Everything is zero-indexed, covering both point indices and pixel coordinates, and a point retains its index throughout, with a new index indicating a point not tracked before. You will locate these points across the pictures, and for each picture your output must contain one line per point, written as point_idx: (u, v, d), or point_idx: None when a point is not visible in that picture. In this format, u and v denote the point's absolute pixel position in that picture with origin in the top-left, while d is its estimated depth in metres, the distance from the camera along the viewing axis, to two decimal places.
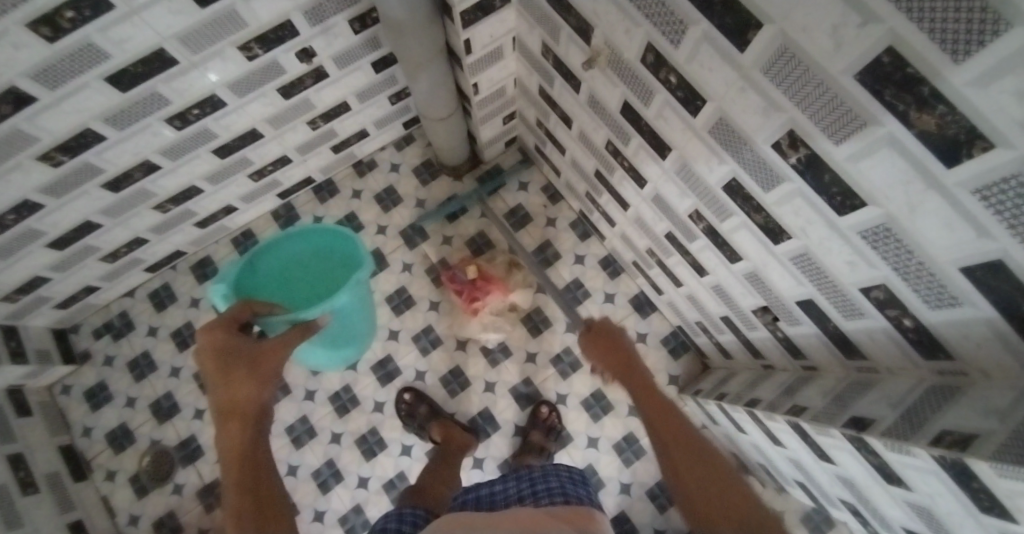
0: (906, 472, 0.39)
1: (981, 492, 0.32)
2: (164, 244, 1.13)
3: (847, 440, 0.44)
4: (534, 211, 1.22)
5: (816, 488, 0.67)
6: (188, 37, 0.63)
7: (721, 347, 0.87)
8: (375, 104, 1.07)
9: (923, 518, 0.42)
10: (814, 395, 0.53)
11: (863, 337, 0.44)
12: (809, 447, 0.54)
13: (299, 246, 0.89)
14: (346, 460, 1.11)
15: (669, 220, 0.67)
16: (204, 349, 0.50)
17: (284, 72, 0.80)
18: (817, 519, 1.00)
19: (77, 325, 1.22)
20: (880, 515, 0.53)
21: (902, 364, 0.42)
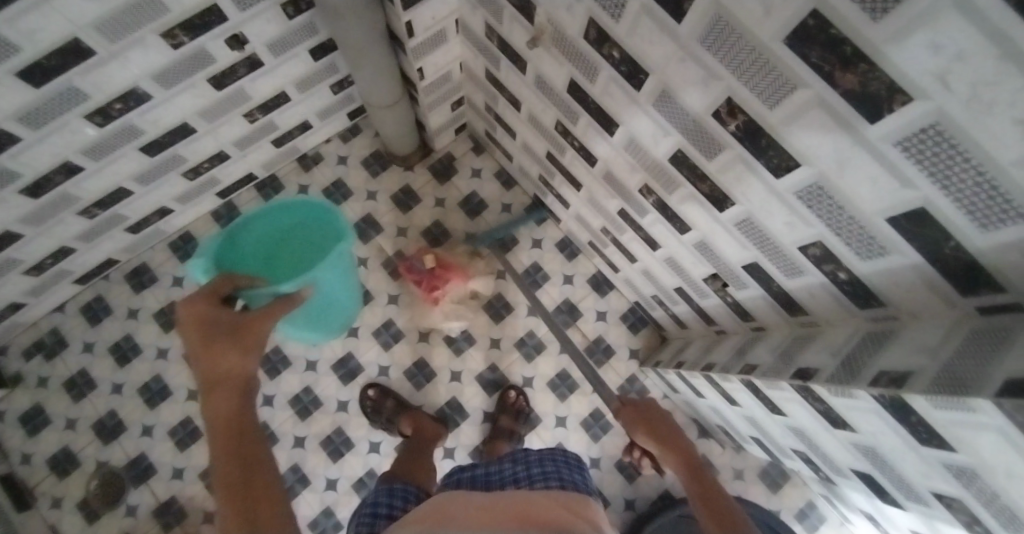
0: (850, 415, 0.41)
1: (917, 427, 0.34)
2: (94, 252, 1.04)
3: (796, 391, 0.47)
4: (489, 198, 1.22)
5: (771, 443, 0.72)
6: (104, 24, 0.57)
7: (676, 319, 0.90)
8: (316, 93, 1.02)
9: (867, 456, 0.46)
10: (763, 353, 0.56)
11: (805, 294, 0.47)
12: (762, 402, 0.58)
13: (279, 220, 0.84)
14: (312, 464, 1.08)
15: (621, 197, 0.68)
16: (186, 322, 0.47)
17: (214, 61, 0.75)
18: (772, 473, 1.06)
19: (2, 346, 1.12)
20: (829, 460, 0.57)
21: (839, 316, 0.45)
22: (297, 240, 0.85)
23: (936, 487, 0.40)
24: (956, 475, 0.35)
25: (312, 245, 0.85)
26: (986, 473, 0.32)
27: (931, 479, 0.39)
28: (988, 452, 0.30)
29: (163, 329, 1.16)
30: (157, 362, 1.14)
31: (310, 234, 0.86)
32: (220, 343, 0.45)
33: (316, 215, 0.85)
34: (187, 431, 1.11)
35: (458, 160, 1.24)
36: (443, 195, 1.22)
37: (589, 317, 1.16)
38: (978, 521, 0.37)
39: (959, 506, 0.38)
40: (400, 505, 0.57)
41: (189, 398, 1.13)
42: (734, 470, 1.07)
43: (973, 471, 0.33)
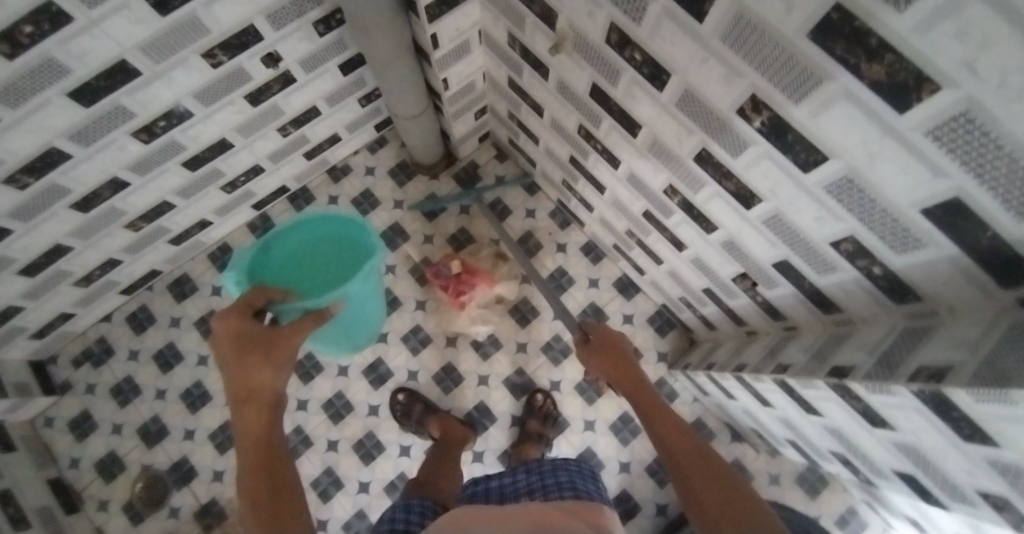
0: (888, 412, 0.41)
1: (962, 422, 0.33)
2: (139, 264, 1.10)
3: (832, 390, 0.46)
4: (513, 203, 1.23)
5: (807, 445, 0.70)
6: (149, 46, 0.61)
7: (705, 320, 0.89)
8: (345, 107, 1.06)
9: (907, 455, 0.45)
10: (796, 352, 0.55)
11: (838, 291, 0.46)
12: (796, 403, 0.57)
13: (313, 232, 0.87)
14: (345, 467, 1.11)
15: (646, 199, 0.68)
16: (219, 334, 0.50)
17: (249, 79, 0.79)
18: (810, 478, 1.03)
19: (56, 355, 1.19)
20: (868, 461, 0.55)
21: (875, 312, 0.44)
22: (330, 254, 0.88)
23: (981, 487, 0.39)
24: (1003, 472, 0.34)
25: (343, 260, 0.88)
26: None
27: (976, 478, 0.38)
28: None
29: (203, 337, 1.21)
30: (197, 368, 1.19)
31: (341, 249, 0.88)
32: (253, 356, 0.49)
33: (346, 230, 0.88)
34: (225, 435, 1.16)
35: (482, 167, 1.27)
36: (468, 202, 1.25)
37: (616, 321, 1.15)
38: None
39: (1007, 505, 0.37)
40: (418, 518, 0.58)
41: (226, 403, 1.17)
42: (769, 474, 1.04)
43: (1022, 468, 0.32)
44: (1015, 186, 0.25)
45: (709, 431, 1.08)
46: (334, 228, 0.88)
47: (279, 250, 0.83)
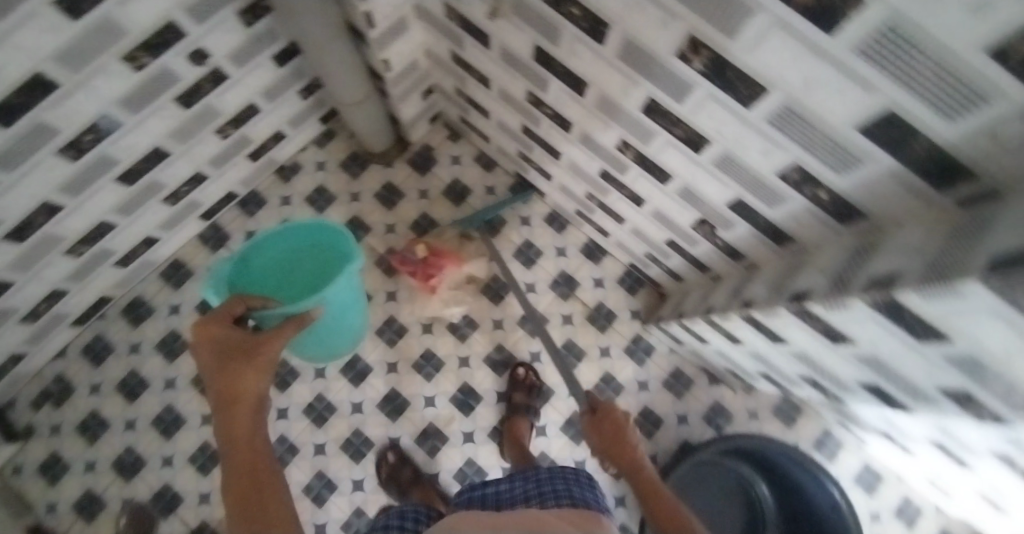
0: (846, 326, 0.43)
1: (914, 323, 0.35)
2: (86, 292, 1.04)
3: (793, 314, 0.48)
4: (472, 182, 1.25)
5: (778, 374, 0.74)
6: (64, 54, 0.56)
7: (671, 273, 0.92)
8: (285, 101, 1.04)
9: (870, 366, 0.48)
10: (757, 286, 0.58)
11: (791, 221, 0.48)
12: (763, 335, 0.59)
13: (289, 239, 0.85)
14: (337, 468, 1.09)
15: (601, 158, 0.69)
16: (203, 345, 0.54)
17: (177, 79, 0.74)
18: (785, 409, 1.09)
19: (9, 400, 1.12)
20: (835, 379, 0.59)
21: (826, 237, 0.46)
22: (307, 260, 0.86)
23: (940, 384, 0.42)
24: (958, 365, 0.36)
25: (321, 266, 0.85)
26: (985, 356, 0.32)
27: (934, 376, 0.41)
28: (982, 337, 0.31)
29: (167, 359, 1.15)
30: (166, 392, 1.14)
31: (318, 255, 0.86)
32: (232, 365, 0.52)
33: (320, 235, 0.85)
34: (207, 456, 1.12)
35: (436, 150, 1.27)
36: (426, 187, 1.24)
37: (587, 286, 1.17)
38: (984, 404, 0.39)
39: (964, 396, 0.40)
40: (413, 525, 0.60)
41: (203, 422, 1.14)
42: (747, 411, 1.10)
43: (974, 357, 0.34)
44: (945, 90, 0.26)
45: (688, 378, 1.12)
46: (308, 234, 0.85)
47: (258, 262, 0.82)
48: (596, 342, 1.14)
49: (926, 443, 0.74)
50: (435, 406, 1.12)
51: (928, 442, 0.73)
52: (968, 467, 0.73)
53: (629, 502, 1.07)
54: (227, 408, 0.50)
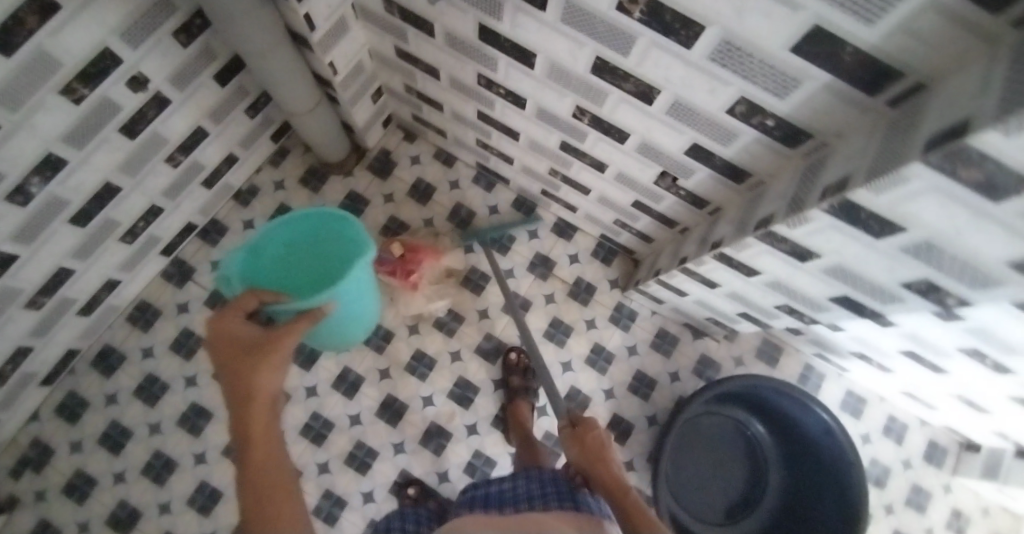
0: (810, 240, 0.46)
1: (868, 220, 0.38)
2: (51, 347, 1.01)
3: (761, 242, 0.51)
4: (435, 179, 1.26)
5: (756, 311, 0.77)
6: (0, 93, 0.57)
7: (642, 235, 0.94)
8: (234, 122, 1.04)
9: (838, 278, 0.51)
10: (724, 226, 0.61)
11: (746, 156, 0.50)
12: (738, 271, 0.63)
13: (301, 226, 0.83)
14: (344, 485, 1.08)
15: (558, 129, 0.70)
16: (218, 341, 0.56)
17: (120, 107, 0.77)
18: (767, 350, 1.14)
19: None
20: (809, 301, 0.62)
21: (779, 163, 0.49)
22: (317, 250, 0.84)
23: (903, 279, 0.45)
24: (914, 254, 0.40)
25: (332, 255, 0.84)
26: (937, 238, 0.36)
27: (896, 273, 0.45)
28: (929, 217, 0.34)
29: (148, 404, 1.11)
30: (153, 437, 1.10)
31: (330, 244, 0.85)
32: (244, 361, 0.53)
33: (334, 224, 0.84)
34: (207, 495, 1.09)
35: (394, 153, 1.27)
36: (391, 191, 1.24)
37: (564, 263, 1.19)
38: (944, 288, 0.43)
39: (927, 285, 0.44)
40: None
41: (197, 462, 1.10)
42: (733, 358, 1.14)
43: (929, 243, 0.37)
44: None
45: (673, 336, 1.15)
46: (322, 222, 0.84)
47: (268, 247, 0.79)
48: (582, 316, 1.16)
49: (899, 355, 0.79)
50: (434, 404, 1.12)
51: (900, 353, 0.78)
52: (945, 372, 0.77)
53: (637, 464, 1.10)
54: (241, 404, 0.51)
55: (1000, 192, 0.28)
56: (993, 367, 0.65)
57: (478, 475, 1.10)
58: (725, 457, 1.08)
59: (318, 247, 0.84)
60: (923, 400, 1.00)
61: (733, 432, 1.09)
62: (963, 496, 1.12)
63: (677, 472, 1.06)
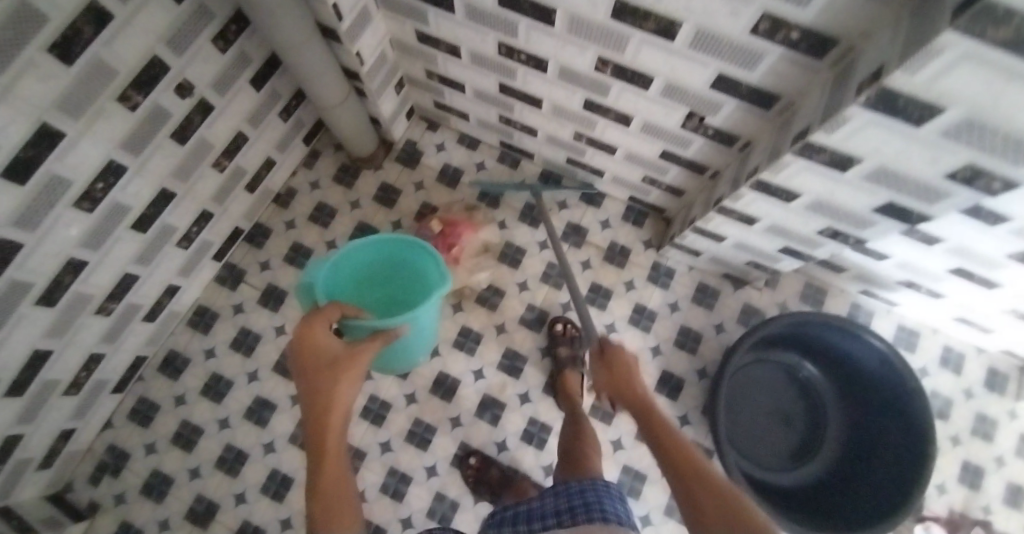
0: (855, 141, 0.57)
1: (905, 107, 0.48)
2: (120, 355, 1.09)
3: (799, 158, 0.65)
4: (462, 162, 1.36)
5: (800, 242, 0.94)
6: (64, 101, 0.67)
7: (672, 190, 1.11)
8: (269, 125, 1.13)
9: (883, 180, 0.64)
10: (762, 154, 0.75)
11: (770, 78, 0.62)
12: (781, 197, 0.79)
13: (381, 254, 1.04)
14: (406, 461, 1.22)
15: (581, 87, 0.86)
16: (306, 352, 0.73)
17: (169, 115, 0.87)
18: (811, 294, 1.22)
19: (69, 481, 1.15)
20: (852, 216, 0.77)
21: (808, 78, 0.59)
22: (390, 276, 1.05)
23: (947, 168, 0.56)
24: (952, 135, 0.49)
25: (401, 284, 1.05)
26: (974, 112, 0.44)
27: (940, 164, 0.56)
28: (961, 89, 0.42)
29: (215, 402, 1.19)
30: (223, 432, 1.18)
31: (404, 273, 1.05)
32: (330, 374, 0.70)
33: (409, 258, 1.04)
34: (279, 481, 1.16)
35: (419, 142, 1.37)
36: (419, 179, 1.34)
37: (597, 229, 1.26)
38: (984, 169, 0.54)
39: (971, 171, 0.55)
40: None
41: (266, 451, 1.17)
42: (777, 303, 1.21)
43: (969, 121, 0.46)
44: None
45: (715, 287, 1.23)
46: (401, 255, 1.04)
47: (351, 265, 1.00)
48: (620, 280, 1.23)
49: (947, 273, 0.90)
50: (485, 377, 1.26)
51: (948, 271, 0.89)
52: (999, 287, 0.87)
53: (692, 417, 1.15)
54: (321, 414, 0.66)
55: (1019, 47, 0.33)
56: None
57: (535, 442, 1.22)
58: (780, 409, 1.13)
59: (392, 274, 1.05)
60: (979, 325, 1.07)
61: (787, 375, 1.15)
62: None
63: (738, 424, 1.11)
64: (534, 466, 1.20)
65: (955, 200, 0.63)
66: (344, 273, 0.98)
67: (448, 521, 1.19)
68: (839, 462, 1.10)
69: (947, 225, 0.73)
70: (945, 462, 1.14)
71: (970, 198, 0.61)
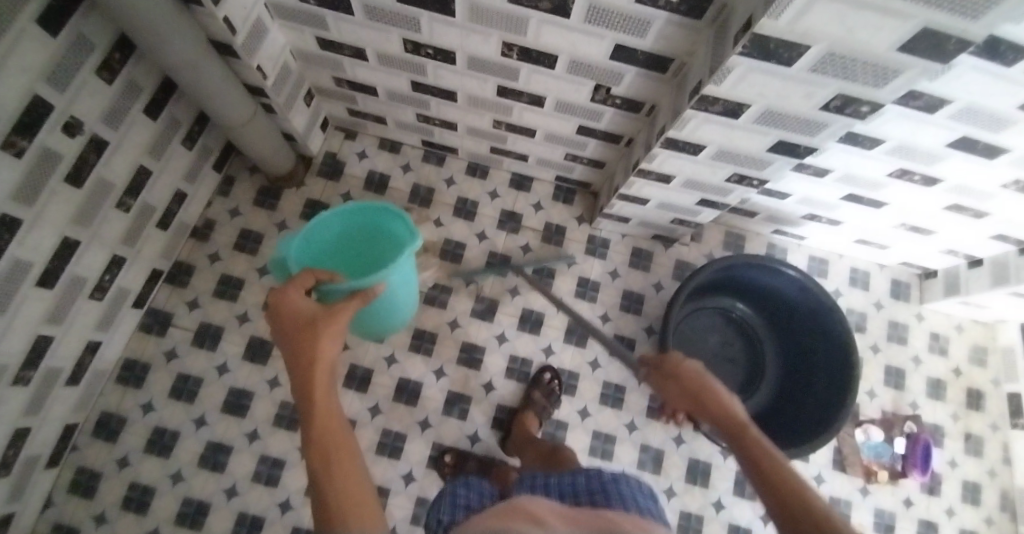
0: (786, 104, 0.65)
1: (776, 50, 0.55)
2: (46, 426, 0.94)
3: (713, 114, 0.70)
4: (387, 167, 1.25)
5: (709, 204, 1.03)
6: None
7: (593, 163, 1.13)
8: (173, 156, 1.00)
9: (809, 131, 0.70)
10: (664, 114, 0.81)
11: (660, 43, 0.69)
12: (713, 166, 0.86)
13: (351, 222, 0.89)
14: (379, 475, 1.07)
15: (492, 75, 0.87)
16: (276, 309, 0.60)
17: (60, 156, 0.73)
18: (734, 241, 1.33)
19: None
20: (751, 159, 0.82)
21: (694, 37, 0.66)
22: (365, 244, 0.91)
23: (821, 101, 0.64)
24: (865, 77, 0.58)
25: (380, 250, 0.90)
26: (834, 46, 0.53)
27: (815, 98, 0.63)
28: (863, 31, 0.50)
29: (164, 456, 1.06)
30: (179, 485, 1.05)
31: (381, 239, 0.91)
32: (307, 332, 0.57)
33: (385, 223, 0.90)
34: (249, 525, 1.04)
35: (340, 153, 1.25)
36: (346, 189, 1.23)
37: (530, 213, 1.26)
38: (855, 97, 0.62)
39: (871, 107, 0.63)
40: (478, 495, 0.72)
41: (229, 496, 1.05)
42: (705, 254, 1.30)
43: (830, 54, 0.54)
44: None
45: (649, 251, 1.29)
46: (375, 220, 0.90)
47: (320, 235, 0.86)
48: (560, 257, 1.24)
49: (841, 201, 1.08)
50: (446, 375, 1.14)
51: (842, 198, 1.07)
52: (885, 204, 1.05)
53: None
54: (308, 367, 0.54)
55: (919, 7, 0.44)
56: (922, 182, 0.93)
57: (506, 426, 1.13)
58: (727, 353, 1.26)
59: (369, 241, 0.90)
60: (876, 243, 1.26)
61: (723, 318, 1.28)
62: (935, 321, 1.36)
63: None
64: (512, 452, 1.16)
65: (833, 130, 0.70)
66: (314, 245, 0.84)
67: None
68: (781, 389, 1.24)
69: (839, 156, 0.90)
70: (871, 370, 1.31)
71: (843, 125, 0.69)
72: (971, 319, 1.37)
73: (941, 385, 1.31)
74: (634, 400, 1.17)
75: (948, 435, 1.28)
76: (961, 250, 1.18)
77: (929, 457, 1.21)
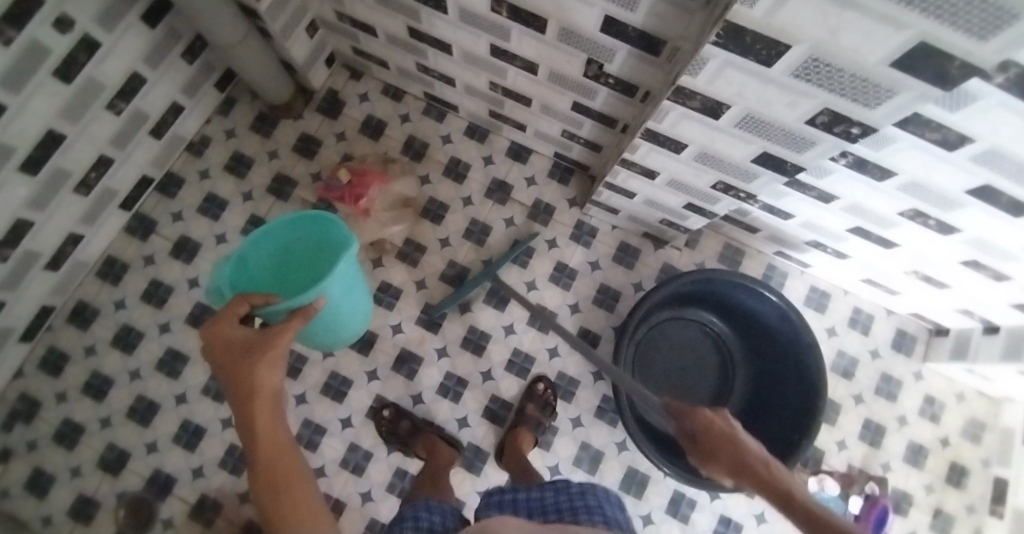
0: (769, 111, 0.59)
1: (753, 45, 0.48)
2: (22, 302, 1.00)
3: (693, 111, 0.64)
4: (385, 115, 1.23)
5: (697, 210, 0.96)
6: None
7: (590, 146, 1.07)
8: (171, 67, 1.00)
9: (795, 144, 0.63)
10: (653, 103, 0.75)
11: (651, 22, 0.62)
12: (695, 167, 0.80)
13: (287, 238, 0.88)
14: (321, 412, 1.10)
15: (484, 31, 0.81)
16: (212, 338, 0.58)
17: (49, 51, 0.73)
18: (730, 255, 1.26)
19: None
20: (736, 168, 0.75)
21: (685, 24, 0.59)
22: (308, 255, 0.90)
23: (807, 114, 0.57)
24: (857, 96, 0.50)
25: (317, 259, 0.90)
26: (817, 50, 0.45)
27: (800, 109, 0.56)
28: (849, 41, 0.43)
29: (126, 352, 1.12)
30: (136, 381, 1.10)
31: (320, 249, 0.90)
32: (240, 364, 0.56)
33: (320, 230, 0.89)
34: (191, 432, 1.09)
35: (342, 92, 1.23)
36: (341, 129, 1.22)
37: (521, 187, 1.22)
38: (845, 116, 0.55)
39: (861, 127, 0.56)
40: (438, 517, 0.75)
41: (178, 402, 1.10)
42: (695, 264, 1.24)
43: (813, 60, 0.47)
44: None
45: (635, 249, 1.22)
46: (309, 229, 0.89)
47: (254, 259, 0.85)
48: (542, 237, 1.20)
49: (848, 233, 0.99)
50: (403, 331, 1.14)
51: (848, 230, 0.98)
52: (896, 246, 0.96)
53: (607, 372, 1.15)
54: (248, 399, 0.54)
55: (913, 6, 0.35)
56: (936, 228, 0.82)
57: (452, 394, 1.12)
58: (697, 371, 1.21)
59: (310, 250, 0.89)
60: (884, 286, 1.16)
61: (699, 333, 1.22)
62: (933, 383, 1.26)
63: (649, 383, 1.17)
64: (448, 419, 1.11)
65: (823, 149, 0.63)
66: (246, 269, 0.83)
67: (361, 471, 1.08)
68: (741, 416, 1.18)
69: (845, 185, 0.81)
70: (847, 419, 1.23)
71: (834, 146, 0.62)
72: (977, 390, 1.26)
73: (923, 451, 1.22)
74: (585, 396, 1.14)
75: (915, 505, 1.20)
76: (976, 312, 1.07)
77: (883, 522, 1.14)
